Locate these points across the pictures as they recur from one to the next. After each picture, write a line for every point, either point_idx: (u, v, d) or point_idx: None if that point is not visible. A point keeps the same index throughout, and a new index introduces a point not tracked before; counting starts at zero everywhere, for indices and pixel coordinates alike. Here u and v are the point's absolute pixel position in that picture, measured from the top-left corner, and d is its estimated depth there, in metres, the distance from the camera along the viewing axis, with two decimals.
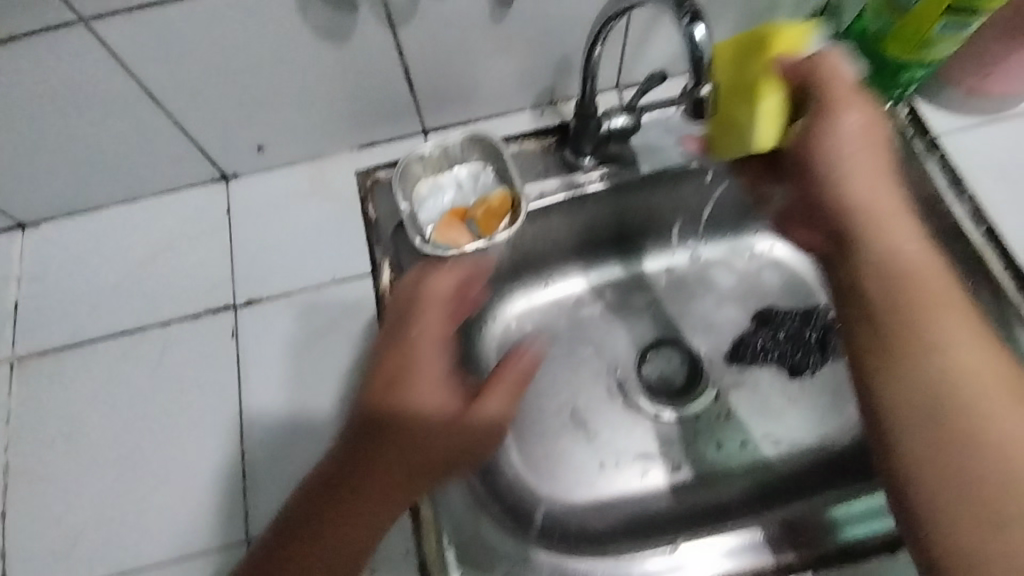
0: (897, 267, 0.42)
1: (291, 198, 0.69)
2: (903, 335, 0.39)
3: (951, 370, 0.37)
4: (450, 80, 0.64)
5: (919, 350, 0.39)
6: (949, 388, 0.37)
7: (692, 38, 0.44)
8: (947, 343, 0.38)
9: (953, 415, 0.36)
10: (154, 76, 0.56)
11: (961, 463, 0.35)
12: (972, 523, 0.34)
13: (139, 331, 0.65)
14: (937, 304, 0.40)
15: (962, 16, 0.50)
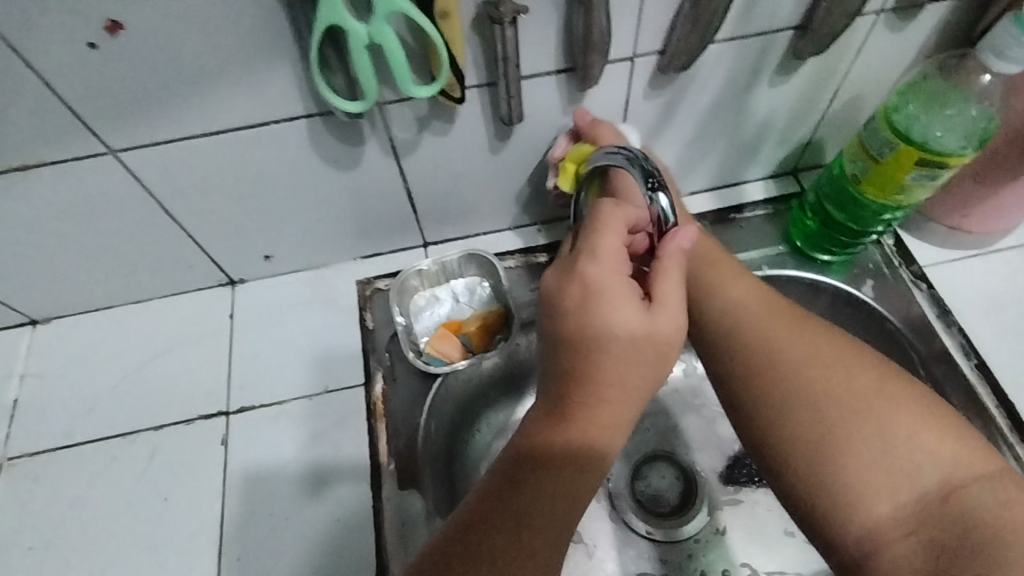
0: (698, 264, 0.53)
1: (292, 305, 0.72)
2: (739, 341, 0.47)
3: (745, 322, 0.48)
4: (450, 201, 0.68)
5: (717, 316, 0.50)
6: (748, 336, 0.47)
7: (656, 210, 0.45)
8: (753, 329, 0.47)
9: (758, 352, 0.46)
10: (172, 195, 0.60)
11: (777, 390, 0.44)
12: (799, 437, 0.43)
13: (129, 434, 0.66)
14: (719, 272, 0.52)
15: (931, 169, 0.53)
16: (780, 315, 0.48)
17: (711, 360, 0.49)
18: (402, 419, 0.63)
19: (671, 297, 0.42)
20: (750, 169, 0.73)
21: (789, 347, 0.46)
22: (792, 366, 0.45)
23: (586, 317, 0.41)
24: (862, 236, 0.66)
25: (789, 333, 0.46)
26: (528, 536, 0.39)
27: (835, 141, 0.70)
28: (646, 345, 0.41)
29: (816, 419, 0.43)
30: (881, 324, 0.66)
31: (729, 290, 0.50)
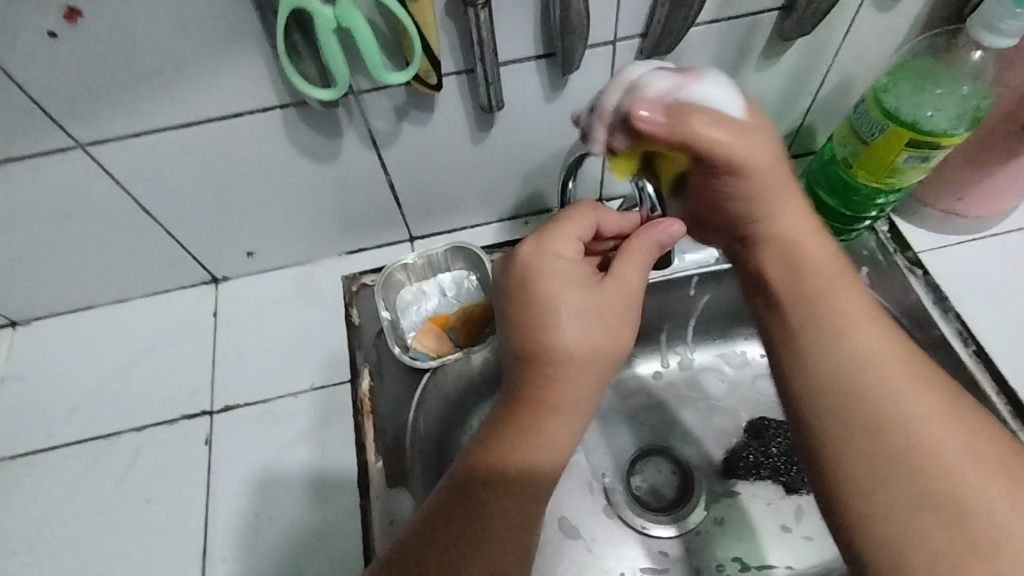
0: (825, 303, 0.42)
1: (277, 302, 0.70)
2: (879, 417, 0.38)
3: (879, 390, 0.39)
4: (435, 194, 0.67)
5: (842, 371, 0.40)
6: (880, 408, 0.38)
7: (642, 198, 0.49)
8: (898, 404, 0.38)
9: (885, 431, 0.38)
10: (149, 192, 0.59)
11: (905, 481, 0.36)
12: (912, 537, 0.35)
13: (111, 436, 0.65)
14: (855, 320, 0.41)
15: (922, 150, 0.51)
16: (932, 397, 0.38)
17: (834, 427, 0.39)
18: (389, 415, 0.62)
19: (626, 278, 0.46)
20: None
21: (939, 442, 0.37)
22: (931, 460, 0.36)
23: (539, 301, 0.44)
24: (856, 222, 0.64)
25: (943, 425, 0.37)
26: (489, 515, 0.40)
27: (826, 126, 0.69)
28: (596, 315, 0.44)
29: (942, 526, 0.35)
30: None
31: (866, 343, 0.40)
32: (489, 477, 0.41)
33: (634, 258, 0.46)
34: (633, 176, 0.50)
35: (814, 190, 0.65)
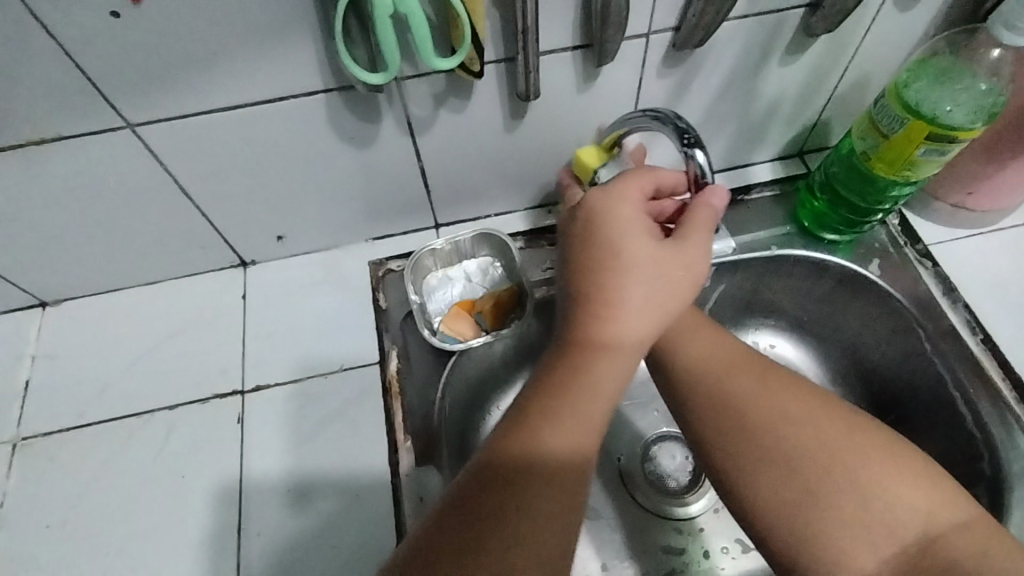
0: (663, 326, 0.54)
1: (304, 286, 0.72)
2: (704, 395, 0.48)
3: (710, 379, 0.49)
4: (463, 182, 0.69)
5: (681, 375, 0.51)
6: (717, 393, 0.48)
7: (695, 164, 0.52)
8: (719, 381, 0.48)
9: (726, 412, 0.47)
10: (188, 173, 0.61)
11: (748, 446, 0.45)
12: (774, 489, 0.43)
13: (143, 414, 0.66)
14: (681, 328, 0.53)
15: (941, 143, 0.54)
16: (747, 375, 0.48)
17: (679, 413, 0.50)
18: (418, 396, 0.64)
19: (697, 241, 0.47)
20: (757, 152, 0.74)
21: (763, 406, 0.46)
22: (760, 423, 0.45)
23: (610, 259, 0.45)
24: (870, 216, 0.67)
25: (760, 390, 0.47)
26: (534, 487, 0.41)
27: (840, 123, 0.71)
28: (664, 271, 0.45)
29: (789, 476, 0.43)
30: (888, 301, 0.68)
31: (692, 344, 0.52)
32: (533, 448, 0.42)
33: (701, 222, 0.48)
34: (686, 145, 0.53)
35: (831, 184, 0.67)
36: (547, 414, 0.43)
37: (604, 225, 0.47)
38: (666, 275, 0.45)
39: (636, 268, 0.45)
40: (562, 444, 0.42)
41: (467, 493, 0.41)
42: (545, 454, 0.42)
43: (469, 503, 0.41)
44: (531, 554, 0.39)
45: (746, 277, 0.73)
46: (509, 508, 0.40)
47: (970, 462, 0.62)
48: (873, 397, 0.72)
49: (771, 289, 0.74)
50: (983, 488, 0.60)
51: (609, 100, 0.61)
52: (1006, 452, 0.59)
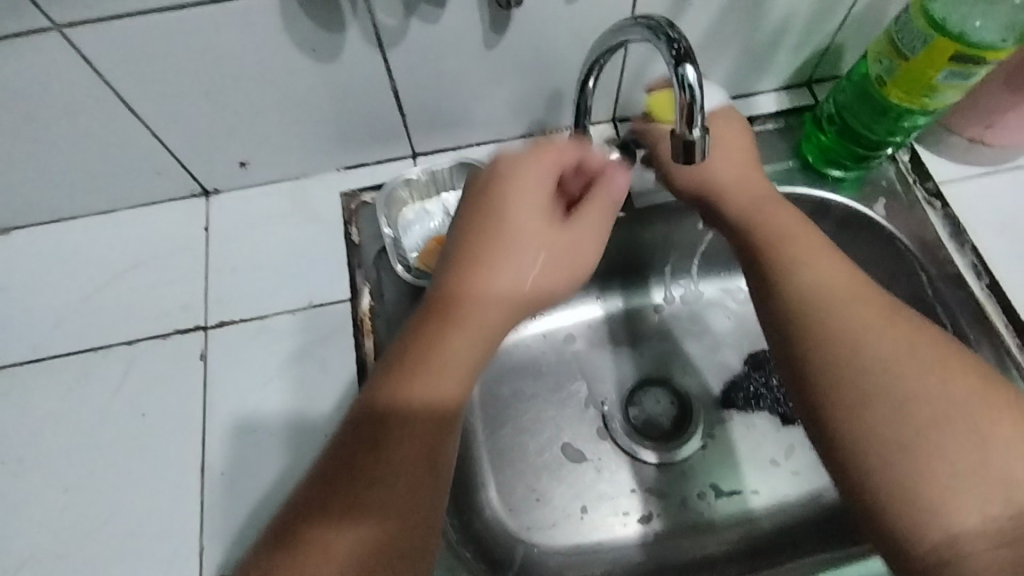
0: (787, 236, 0.49)
1: (271, 217, 0.67)
2: (806, 310, 0.45)
3: (840, 308, 0.44)
4: (441, 106, 0.63)
5: (802, 300, 0.46)
6: (840, 330, 0.43)
7: (682, 83, 0.40)
8: (824, 304, 0.45)
9: (817, 321, 0.44)
10: (132, 87, 0.55)
11: (863, 387, 0.41)
12: (876, 433, 0.40)
13: (100, 349, 0.62)
14: (807, 253, 0.48)
15: (966, 66, 0.50)
16: (879, 315, 0.44)
17: (773, 318, 0.47)
18: (389, 334, 0.61)
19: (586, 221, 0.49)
20: (763, 78, 0.68)
21: (862, 336, 0.43)
22: (870, 366, 0.42)
23: (495, 225, 0.46)
24: (879, 150, 0.62)
25: (875, 328, 0.43)
26: (408, 432, 0.40)
27: (854, 48, 0.65)
28: (542, 244, 0.46)
29: (899, 422, 0.39)
30: (890, 245, 0.64)
31: (821, 275, 0.46)
32: (400, 397, 0.41)
33: (597, 214, 0.49)
34: (674, 57, 0.40)
35: (839, 115, 0.62)
36: (409, 376, 0.42)
37: (500, 189, 0.47)
38: (542, 239, 0.47)
39: (516, 237, 0.46)
40: (434, 404, 0.41)
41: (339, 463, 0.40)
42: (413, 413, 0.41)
43: (344, 456, 0.40)
44: (386, 520, 0.38)
45: None
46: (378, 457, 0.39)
47: None
48: None
49: None
50: None
51: (602, 11, 0.55)
52: None
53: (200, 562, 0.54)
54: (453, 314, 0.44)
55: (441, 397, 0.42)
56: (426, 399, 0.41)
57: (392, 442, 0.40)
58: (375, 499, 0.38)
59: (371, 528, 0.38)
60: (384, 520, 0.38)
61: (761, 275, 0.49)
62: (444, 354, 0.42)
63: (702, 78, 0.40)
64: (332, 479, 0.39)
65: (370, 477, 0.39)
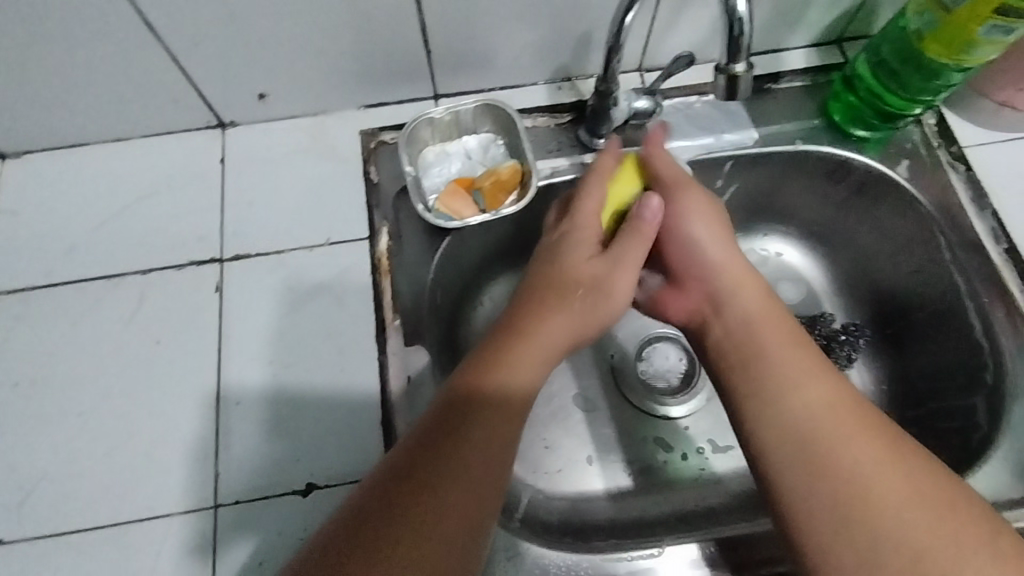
0: (769, 348, 0.47)
1: (288, 153, 0.66)
2: (801, 445, 0.42)
3: (829, 431, 0.42)
4: (467, 45, 0.61)
5: (780, 414, 0.44)
6: (830, 463, 0.40)
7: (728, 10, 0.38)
8: (817, 433, 0.42)
9: (810, 455, 0.41)
10: (152, 5, 0.53)
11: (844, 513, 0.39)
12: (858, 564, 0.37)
13: (114, 277, 0.62)
14: (799, 380, 0.45)
15: (1009, 19, 0.48)
16: (871, 437, 0.41)
17: (763, 451, 0.43)
18: (408, 275, 0.61)
19: (635, 257, 0.53)
20: (793, 34, 0.67)
21: (860, 476, 0.39)
22: (869, 503, 0.38)
23: (548, 286, 0.52)
24: (908, 110, 0.61)
25: (870, 453, 0.40)
26: (481, 436, 0.43)
27: (888, 7, 0.64)
28: (590, 283, 0.52)
29: (883, 553, 0.37)
30: (911, 207, 0.64)
31: (812, 401, 0.43)
32: (499, 379, 0.46)
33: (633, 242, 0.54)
34: None
35: (870, 72, 0.61)
36: (469, 412, 0.44)
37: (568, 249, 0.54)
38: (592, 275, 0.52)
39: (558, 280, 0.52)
40: (520, 388, 0.47)
41: (407, 470, 0.40)
42: (500, 397, 0.45)
43: (416, 464, 0.41)
44: (457, 532, 0.39)
45: (759, 176, 0.68)
46: (450, 462, 0.41)
47: (971, 371, 0.61)
48: (875, 306, 0.70)
49: (784, 191, 0.70)
50: (980, 397, 0.59)
51: None
52: (1012, 362, 0.57)
53: (214, 490, 0.54)
54: (507, 356, 0.48)
55: (517, 389, 0.47)
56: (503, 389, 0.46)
57: (456, 449, 0.42)
58: (442, 510, 0.39)
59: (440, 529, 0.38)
60: (452, 539, 0.38)
61: (750, 402, 0.46)
62: (478, 408, 0.44)
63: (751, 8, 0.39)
64: (404, 474, 0.40)
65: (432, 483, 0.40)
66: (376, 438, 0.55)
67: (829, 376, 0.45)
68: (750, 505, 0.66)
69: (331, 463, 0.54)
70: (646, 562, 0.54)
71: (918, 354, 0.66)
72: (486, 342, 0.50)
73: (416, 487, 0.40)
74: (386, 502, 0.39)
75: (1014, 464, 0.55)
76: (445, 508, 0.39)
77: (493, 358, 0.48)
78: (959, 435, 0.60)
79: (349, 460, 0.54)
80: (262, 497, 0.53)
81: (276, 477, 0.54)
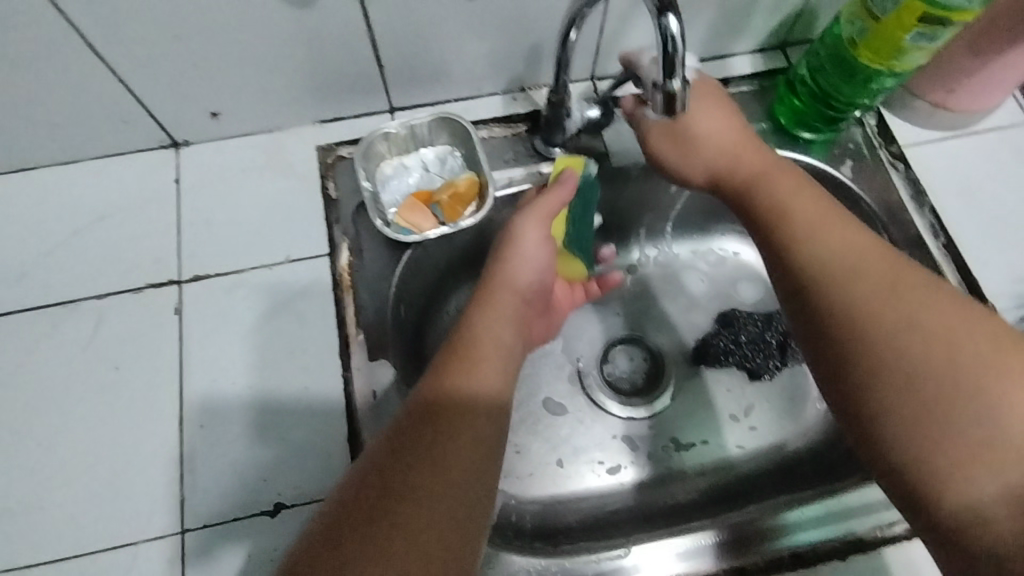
0: (778, 198, 0.49)
1: (245, 171, 0.66)
2: (818, 285, 0.44)
3: (937, 342, 0.39)
4: (419, 59, 0.62)
5: (813, 266, 0.44)
6: (846, 294, 0.42)
7: (663, 33, 0.40)
8: (832, 269, 0.44)
9: (826, 291, 0.43)
10: (97, 29, 0.52)
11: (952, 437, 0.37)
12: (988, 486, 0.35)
13: (69, 303, 0.61)
14: (813, 225, 0.46)
15: (933, 27, 0.51)
16: (892, 275, 0.42)
17: (790, 292, 0.45)
18: (370, 290, 0.61)
19: (549, 206, 0.58)
20: (738, 40, 0.69)
21: (894, 308, 0.41)
22: (892, 332, 0.40)
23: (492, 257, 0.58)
24: (848, 112, 0.64)
25: (889, 289, 0.42)
26: (449, 441, 0.43)
27: (827, 12, 0.67)
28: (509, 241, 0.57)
29: (909, 383, 0.38)
30: (855, 206, 0.67)
31: (829, 247, 0.45)
32: (459, 389, 0.46)
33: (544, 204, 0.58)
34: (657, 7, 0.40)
35: (811, 76, 0.63)
36: (432, 425, 0.43)
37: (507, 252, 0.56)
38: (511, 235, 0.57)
39: (496, 249, 0.58)
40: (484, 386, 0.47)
41: (364, 490, 0.40)
42: (470, 396, 0.46)
43: (372, 486, 0.40)
44: (431, 537, 0.38)
45: None
46: (417, 464, 0.41)
47: None
48: None
49: None
50: None
51: None
52: None
53: (179, 514, 0.54)
54: (459, 365, 0.48)
55: (481, 395, 0.46)
56: (466, 393, 0.46)
57: (434, 458, 0.42)
58: (412, 507, 0.39)
59: (410, 535, 0.38)
60: (432, 530, 0.39)
61: (774, 246, 0.47)
62: (440, 417, 0.44)
63: (683, 28, 0.40)
64: (368, 485, 0.40)
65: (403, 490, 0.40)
66: (341, 454, 0.55)
67: (841, 219, 0.47)
68: (722, 499, 0.69)
69: (298, 481, 0.54)
70: (615, 562, 0.55)
71: None
72: (438, 356, 0.50)
73: (377, 492, 0.40)
74: (341, 536, 0.38)
75: None
76: (411, 509, 0.39)
77: (441, 367, 0.48)
78: None
79: (316, 477, 0.54)
80: (228, 519, 0.53)
81: (242, 498, 0.54)
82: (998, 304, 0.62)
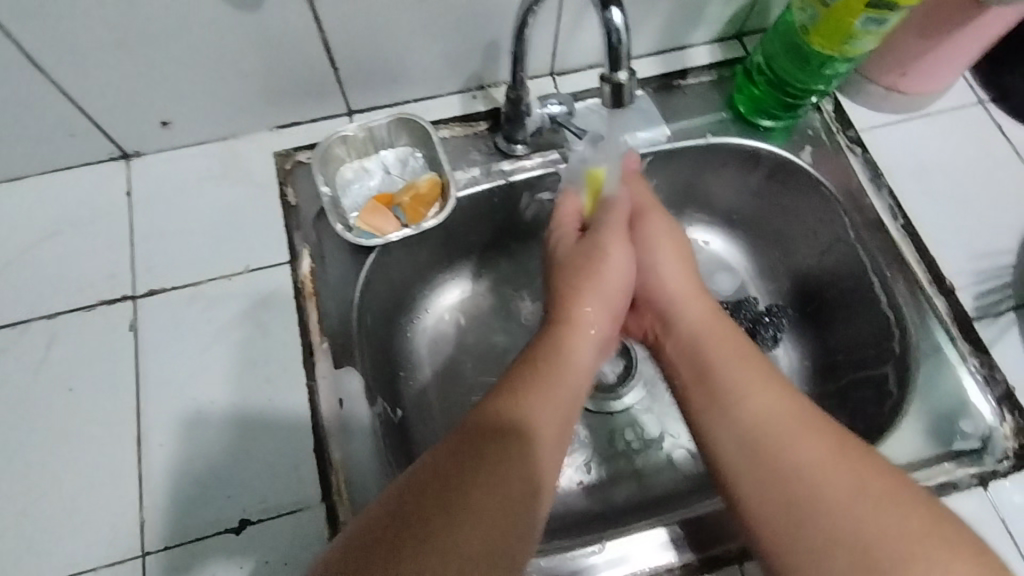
0: (710, 341, 0.50)
1: (200, 180, 0.64)
2: (718, 417, 0.46)
3: (793, 472, 0.41)
4: (375, 61, 0.61)
5: (735, 410, 0.45)
6: (757, 427, 0.44)
7: (607, 25, 0.40)
8: (731, 402, 0.46)
9: (744, 420, 0.44)
10: (37, 40, 0.50)
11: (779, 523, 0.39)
12: (815, 550, 0.38)
13: (18, 324, 0.58)
14: (728, 369, 0.48)
15: (880, 11, 0.51)
16: (798, 418, 0.43)
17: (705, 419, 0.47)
18: (334, 297, 0.60)
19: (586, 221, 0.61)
20: (695, 31, 0.69)
21: (775, 440, 0.43)
22: (778, 458, 0.42)
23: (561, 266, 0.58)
24: (805, 98, 0.65)
25: (770, 418, 0.44)
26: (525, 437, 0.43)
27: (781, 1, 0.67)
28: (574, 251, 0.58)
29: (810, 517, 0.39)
30: (817, 191, 0.67)
31: (743, 389, 0.46)
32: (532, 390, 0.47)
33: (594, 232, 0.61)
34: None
35: (767, 64, 0.64)
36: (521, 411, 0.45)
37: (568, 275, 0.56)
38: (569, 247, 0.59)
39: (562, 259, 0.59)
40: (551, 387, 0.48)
41: (437, 472, 0.40)
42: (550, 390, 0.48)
43: (452, 466, 0.40)
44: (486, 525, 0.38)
45: (673, 170, 0.70)
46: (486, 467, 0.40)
47: (882, 342, 0.64)
48: (795, 287, 0.73)
49: (702, 181, 0.72)
50: (891, 366, 0.63)
51: None
52: (915, 332, 0.61)
53: (141, 536, 0.52)
54: (534, 384, 0.47)
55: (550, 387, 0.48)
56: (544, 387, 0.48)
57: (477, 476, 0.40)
58: (489, 493, 0.39)
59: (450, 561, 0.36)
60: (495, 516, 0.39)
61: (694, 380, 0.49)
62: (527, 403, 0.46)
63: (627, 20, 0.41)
64: (452, 464, 0.40)
65: (447, 521, 0.37)
66: (308, 465, 0.54)
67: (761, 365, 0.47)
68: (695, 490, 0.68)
69: (266, 494, 0.53)
70: (587, 560, 0.54)
71: (835, 329, 0.70)
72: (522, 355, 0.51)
73: (452, 474, 0.40)
74: (418, 511, 0.38)
75: (920, 424, 0.58)
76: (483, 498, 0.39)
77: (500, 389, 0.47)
78: (875, 403, 0.63)
79: (283, 488, 0.53)
80: (193, 539, 0.52)
81: (208, 516, 0.52)
82: (957, 282, 0.63)
